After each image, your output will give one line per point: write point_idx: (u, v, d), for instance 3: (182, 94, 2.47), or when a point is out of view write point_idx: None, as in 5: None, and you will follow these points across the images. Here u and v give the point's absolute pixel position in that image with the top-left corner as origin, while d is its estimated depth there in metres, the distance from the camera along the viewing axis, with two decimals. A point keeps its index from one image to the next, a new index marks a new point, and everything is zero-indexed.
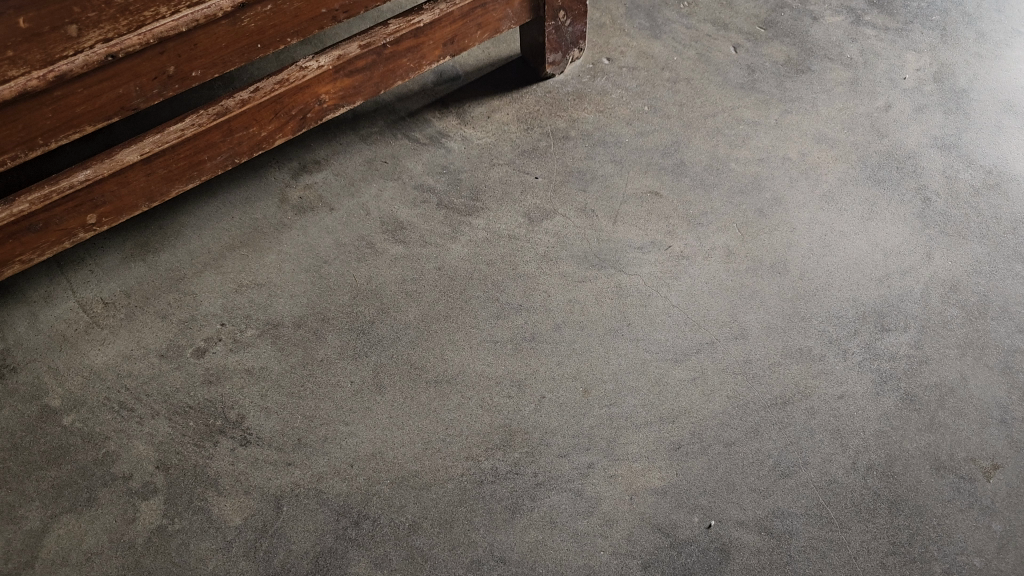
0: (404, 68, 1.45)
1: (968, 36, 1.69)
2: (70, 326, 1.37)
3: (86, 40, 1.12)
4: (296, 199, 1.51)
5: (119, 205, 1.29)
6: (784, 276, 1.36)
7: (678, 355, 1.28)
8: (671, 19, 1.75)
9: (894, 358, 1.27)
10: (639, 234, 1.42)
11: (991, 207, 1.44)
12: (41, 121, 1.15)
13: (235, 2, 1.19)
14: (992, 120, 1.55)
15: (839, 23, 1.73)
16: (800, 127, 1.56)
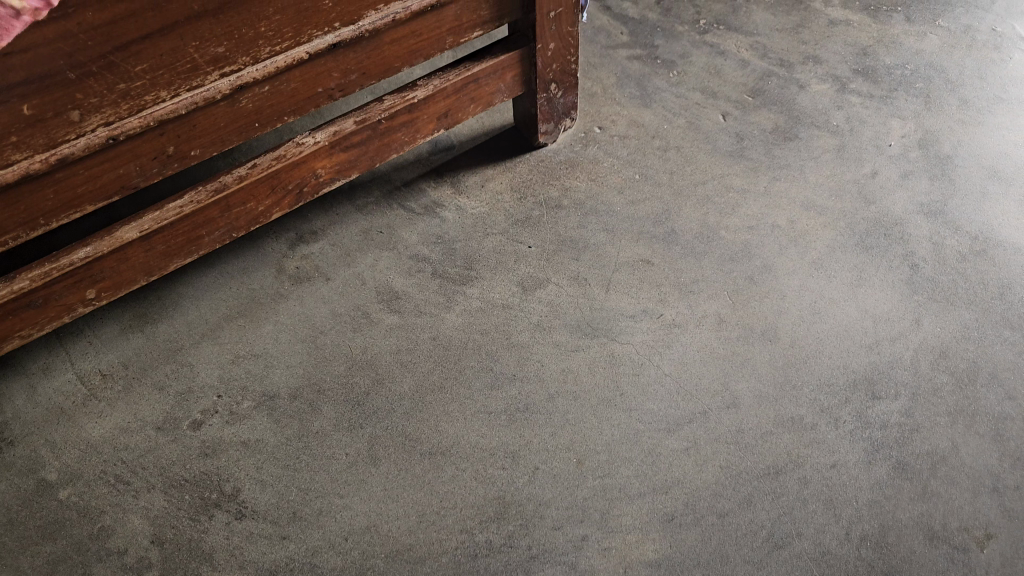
0: (398, 141, 1.48)
1: (951, 103, 1.72)
2: (68, 399, 1.38)
3: (88, 125, 1.14)
4: (293, 269, 1.53)
5: (118, 280, 1.32)
6: (775, 344, 1.38)
7: (671, 425, 1.29)
8: (661, 88, 1.79)
9: (885, 426, 1.28)
10: (631, 303, 1.44)
11: (978, 273, 1.46)
12: (43, 203, 1.18)
13: (234, 85, 1.22)
14: (978, 187, 1.58)
15: (825, 91, 1.77)
16: (788, 194, 1.58)
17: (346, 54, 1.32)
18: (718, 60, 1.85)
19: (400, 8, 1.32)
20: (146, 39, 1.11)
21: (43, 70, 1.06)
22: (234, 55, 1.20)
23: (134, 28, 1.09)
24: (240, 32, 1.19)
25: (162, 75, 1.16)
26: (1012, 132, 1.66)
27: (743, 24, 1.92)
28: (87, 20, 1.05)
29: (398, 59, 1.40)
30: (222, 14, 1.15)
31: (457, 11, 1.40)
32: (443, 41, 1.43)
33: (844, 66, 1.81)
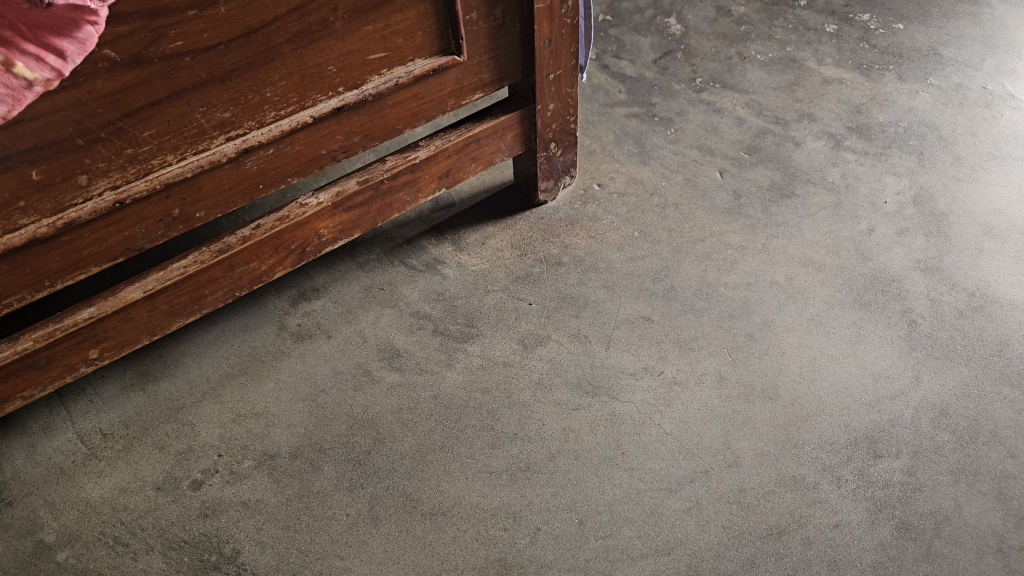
0: (400, 201, 1.50)
1: (945, 160, 1.75)
2: (67, 458, 1.37)
3: (95, 189, 1.16)
4: (294, 326, 1.53)
5: (121, 339, 1.33)
6: (776, 402, 1.38)
7: (673, 484, 1.29)
8: (658, 145, 1.82)
9: (887, 485, 1.28)
10: (632, 360, 1.44)
11: (976, 329, 1.46)
12: (48, 264, 1.20)
13: (240, 149, 1.25)
14: (973, 243, 1.59)
15: (820, 148, 1.79)
16: (786, 250, 1.60)
17: (349, 117, 1.35)
18: (714, 117, 1.88)
19: (403, 73, 1.34)
20: (154, 105, 1.13)
21: (52, 136, 1.07)
22: (240, 119, 1.23)
23: (143, 95, 1.11)
24: (246, 98, 1.21)
25: (169, 139, 1.18)
26: (1006, 189, 1.68)
27: (739, 82, 1.96)
28: (96, 88, 1.07)
29: (400, 121, 1.42)
30: (228, 81, 1.17)
31: (458, 74, 1.43)
32: (444, 103, 1.46)
33: (838, 123, 1.84)
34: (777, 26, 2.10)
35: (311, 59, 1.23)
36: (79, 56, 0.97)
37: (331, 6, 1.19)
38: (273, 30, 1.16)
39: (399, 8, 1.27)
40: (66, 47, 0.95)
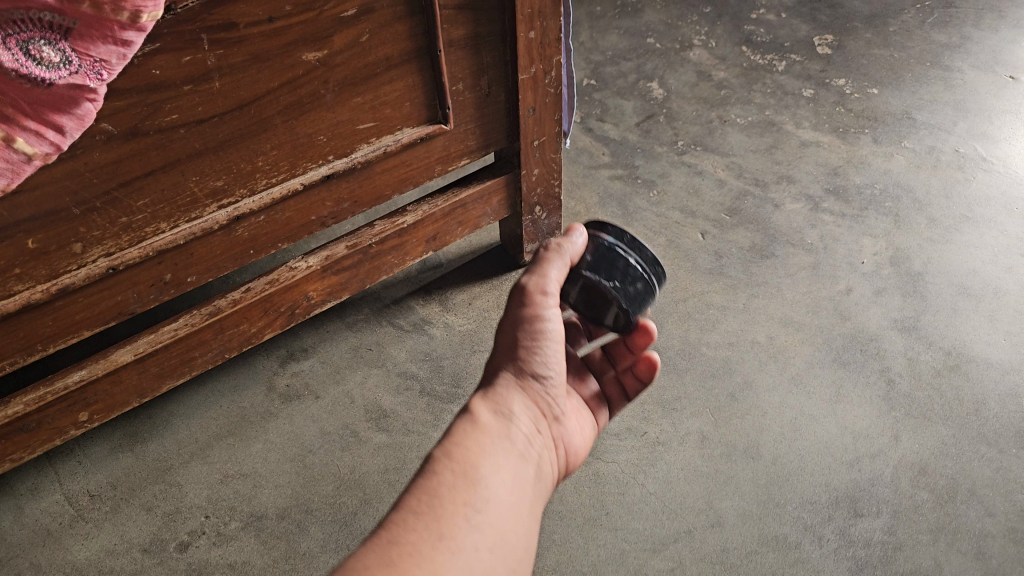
0: (388, 263, 1.54)
1: (920, 221, 1.80)
2: (54, 520, 1.38)
3: (90, 256, 1.20)
4: (283, 386, 1.55)
5: (111, 401, 1.35)
6: (758, 461, 1.40)
7: (656, 545, 1.30)
8: (642, 206, 1.87)
9: (868, 544, 1.29)
10: (615, 420, 1.46)
11: (953, 388, 1.49)
12: (42, 329, 1.23)
13: (232, 216, 1.28)
14: (948, 302, 1.64)
15: (799, 210, 1.84)
16: (766, 310, 1.64)
17: (338, 184, 1.39)
18: (696, 179, 1.93)
19: (391, 141, 1.39)
20: (149, 175, 1.17)
21: (49, 207, 1.11)
22: (233, 187, 1.27)
23: (138, 166, 1.15)
24: (239, 167, 1.25)
25: (162, 208, 1.22)
26: (980, 250, 1.73)
27: (719, 146, 2.01)
28: (93, 159, 1.10)
29: (388, 187, 1.47)
30: (221, 151, 1.21)
31: (445, 141, 1.47)
32: (431, 169, 1.50)
33: (816, 185, 1.89)
34: (756, 90, 2.16)
35: (302, 129, 1.27)
36: (77, 130, 1.01)
37: (322, 79, 1.23)
38: (266, 103, 1.20)
39: (387, 80, 1.31)
40: (65, 122, 0.99)
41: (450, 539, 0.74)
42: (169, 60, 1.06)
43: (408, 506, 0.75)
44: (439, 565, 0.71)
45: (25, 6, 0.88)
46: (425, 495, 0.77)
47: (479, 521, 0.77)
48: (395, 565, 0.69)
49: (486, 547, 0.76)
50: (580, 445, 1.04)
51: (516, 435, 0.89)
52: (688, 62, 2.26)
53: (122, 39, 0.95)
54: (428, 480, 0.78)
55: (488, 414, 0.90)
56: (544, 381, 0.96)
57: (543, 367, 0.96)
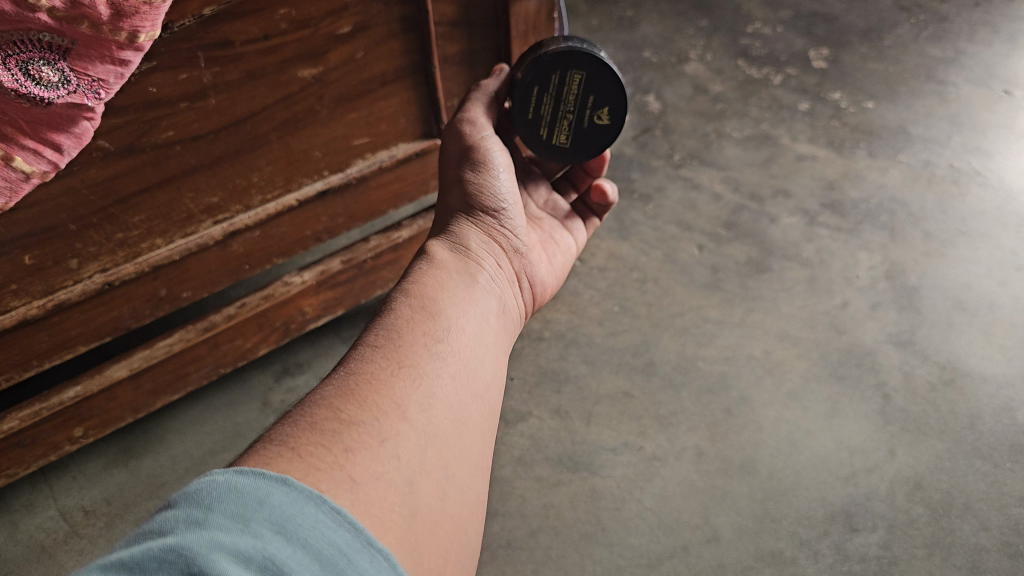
0: (383, 278, 1.54)
1: (915, 235, 1.80)
2: (49, 536, 1.38)
3: (85, 272, 1.20)
4: (278, 402, 1.55)
5: (106, 417, 1.35)
6: (754, 476, 1.40)
7: (652, 561, 1.30)
8: (638, 221, 1.87)
9: (864, 559, 1.30)
10: (612, 436, 1.46)
11: (949, 403, 1.50)
12: (37, 344, 1.24)
13: (227, 232, 1.29)
14: (943, 316, 1.64)
15: (795, 224, 1.84)
16: (763, 324, 1.64)
17: (333, 200, 1.40)
18: (692, 193, 1.93)
19: (386, 156, 1.40)
20: (145, 191, 1.17)
21: (46, 223, 1.11)
22: (228, 204, 1.27)
23: (134, 182, 1.15)
24: (234, 183, 1.25)
25: (158, 224, 1.22)
26: (975, 263, 1.73)
27: (716, 159, 2.01)
28: (89, 176, 1.10)
29: (382, 202, 1.48)
30: (216, 167, 1.21)
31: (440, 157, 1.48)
32: (426, 184, 1.52)
33: (813, 199, 1.90)
34: (752, 104, 2.17)
35: (297, 145, 1.28)
36: (74, 148, 1.01)
37: (317, 96, 1.23)
38: (261, 119, 1.21)
39: (382, 96, 1.31)
40: (63, 141, 0.99)
41: (412, 367, 0.73)
42: (165, 77, 1.07)
43: (367, 342, 0.77)
44: (400, 389, 0.70)
45: (25, 28, 0.89)
46: (383, 331, 0.79)
47: (440, 351, 0.77)
48: (354, 394, 0.68)
49: (450, 373, 0.75)
50: (548, 279, 1.10)
51: (473, 268, 0.94)
52: (684, 76, 2.27)
53: (120, 58, 0.96)
54: (386, 319, 0.80)
55: (443, 250, 0.94)
56: (496, 216, 1.02)
57: (493, 204, 1.02)
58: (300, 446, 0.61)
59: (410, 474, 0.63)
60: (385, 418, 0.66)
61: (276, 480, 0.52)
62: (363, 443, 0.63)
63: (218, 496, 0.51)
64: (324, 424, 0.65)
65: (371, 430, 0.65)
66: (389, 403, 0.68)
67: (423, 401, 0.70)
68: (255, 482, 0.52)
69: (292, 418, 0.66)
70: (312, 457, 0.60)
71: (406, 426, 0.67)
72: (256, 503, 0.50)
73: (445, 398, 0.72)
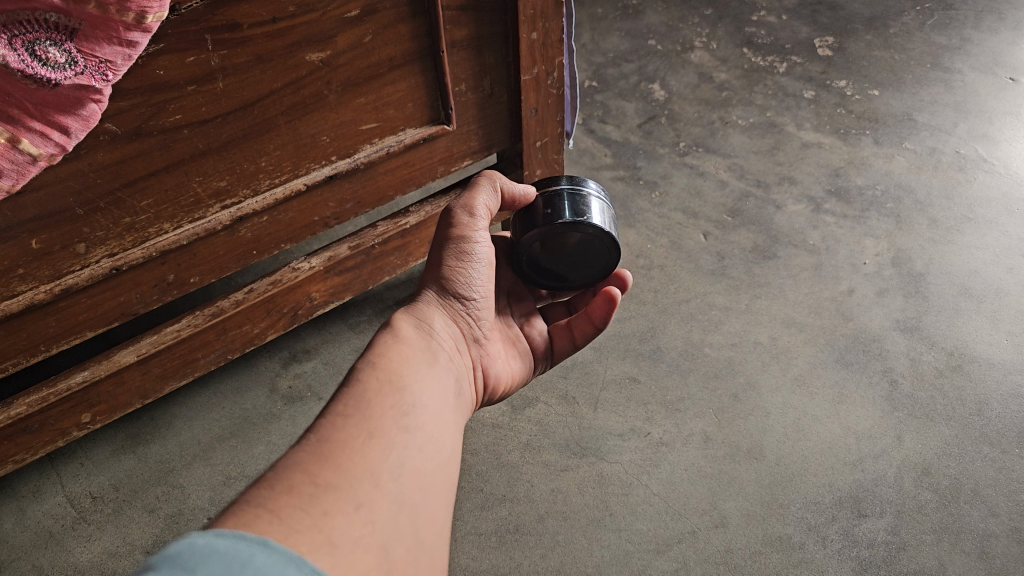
0: (391, 264, 1.54)
1: (921, 222, 1.80)
2: (57, 522, 1.38)
3: (93, 256, 1.20)
4: (285, 388, 1.55)
5: (114, 403, 1.35)
6: (761, 462, 1.40)
7: (660, 546, 1.30)
8: (644, 207, 1.87)
9: (872, 545, 1.29)
10: (619, 421, 1.47)
11: (955, 389, 1.50)
12: (45, 330, 1.24)
13: (235, 217, 1.29)
14: (950, 303, 1.64)
15: (800, 211, 1.84)
16: (769, 311, 1.64)
17: (341, 185, 1.39)
18: (698, 181, 1.92)
19: (394, 141, 1.39)
20: (152, 175, 1.17)
21: (54, 207, 1.11)
22: (236, 188, 1.27)
23: (142, 166, 1.14)
24: (242, 167, 1.25)
25: (166, 208, 1.22)
26: (981, 251, 1.73)
27: (721, 147, 2.01)
28: (96, 160, 1.10)
29: (390, 187, 1.48)
30: (224, 151, 1.21)
31: (448, 142, 1.48)
32: (434, 170, 1.51)
33: (818, 186, 1.89)
34: (757, 92, 2.16)
35: (305, 130, 1.27)
36: (81, 131, 1.01)
37: (325, 80, 1.23)
38: (269, 103, 1.20)
39: (391, 80, 1.31)
40: (70, 124, 0.99)
41: (383, 437, 0.69)
42: (173, 60, 1.06)
43: (335, 411, 0.71)
44: (373, 458, 0.66)
45: (31, 7, 0.87)
46: (353, 401, 0.72)
47: (409, 423, 0.72)
48: (329, 458, 0.64)
49: (418, 445, 0.71)
50: (503, 374, 1.06)
51: (436, 346, 0.91)
52: (690, 64, 2.26)
53: (127, 40, 0.95)
54: (354, 388, 0.74)
55: (409, 324, 0.91)
56: (464, 302, 1.00)
57: (469, 288, 1.01)
58: (279, 509, 0.56)
59: (386, 538, 0.59)
60: (360, 485, 0.62)
61: (254, 542, 0.45)
62: (342, 508, 0.59)
63: (202, 560, 0.42)
64: (301, 487, 0.60)
65: (348, 496, 0.61)
66: (364, 471, 0.64)
67: (395, 470, 0.66)
68: (236, 544, 0.44)
69: (261, 479, 0.61)
70: (290, 518, 0.56)
71: (380, 494, 0.63)
72: (240, 566, 0.43)
73: (418, 471, 0.68)
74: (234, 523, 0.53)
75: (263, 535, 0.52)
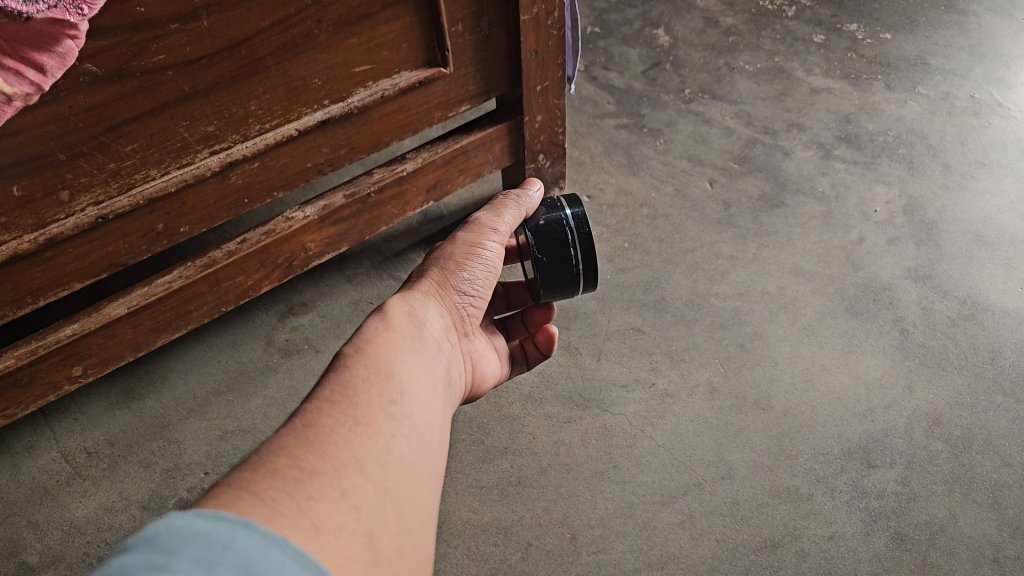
0: (388, 213, 1.50)
1: (934, 168, 1.75)
2: (51, 478, 1.35)
3: (78, 205, 1.16)
4: (282, 341, 1.51)
5: (106, 356, 1.32)
6: (769, 413, 1.37)
7: (666, 498, 1.27)
8: (648, 155, 1.81)
9: (882, 495, 1.26)
10: (623, 371, 1.43)
11: (968, 338, 1.46)
12: (31, 281, 1.20)
13: (225, 163, 1.24)
14: (963, 251, 1.59)
15: (809, 157, 1.79)
16: (777, 260, 1.59)
17: (334, 130, 1.35)
18: (703, 128, 1.87)
19: (389, 85, 1.34)
20: (137, 120, 1.12)
21: (35, 151, 1.06)
22: (225, 133, 1.22)
23: (125, 110, 1.10)
24: (230, 111, 1.20)
25: (152, 154, 1.17)
26: (996, 197, 1.68)
27: (728, 93, 1.95)
28: (77, 102, 1.05)
29: (386, 133, 1.43)
30: (212, 94, 1.16)
31: (445, 86, 1.43)
32: (430, 115, 1.46)
33: (828, 132, 1.84)
34: (765, 36, 2.10)
35: (295, 72, 1.22)
36: (58, 69, 0.96)
37: (315, 19, 1.17)
38: (256, 44, 1.15)
39: (384, 20, 1.26)
40: (46, 61, 0.94)
41: (370, 426, 0.65)
42: None
43: (321, 396, 0.67)
44: (359, 444, 0.62)
45: None
46: (340, 388, 0.69)
47: (396, 412, 0.69)
48: (314, 443, 0.60)
49: (405, 433, 0.67)
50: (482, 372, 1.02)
51: (427, 336, 0.85)
52: (695, 8, 2.19)
53: None
54: (340, 376, 0.70)
55: (401, 311, 0.85)
56: (456, 294, 0.96)
57: (467, 282, 0.97)
58: (262, 492, 0.52)
59: (371, 525, 0.56)
60: (345, 470, 0.59)
61: (236, 523, 0.42)
62: (326, 492, 0.55)
63: (181, 541, 0.39)
64: (284, 470, 0.56)
65: (333, 481, 0.57)
66: (350, 458, 0.60)
67: (382, 457, 0.63)
68: (217, 526, 0.41)
69: (242, 464, 0.57)
70: (275, 502, 0.52)
71: (365, 480, 0.59)
72: (221, 546, 0.40)
73: (405, 459, 0.65)
74: (213, 505, 0.49)
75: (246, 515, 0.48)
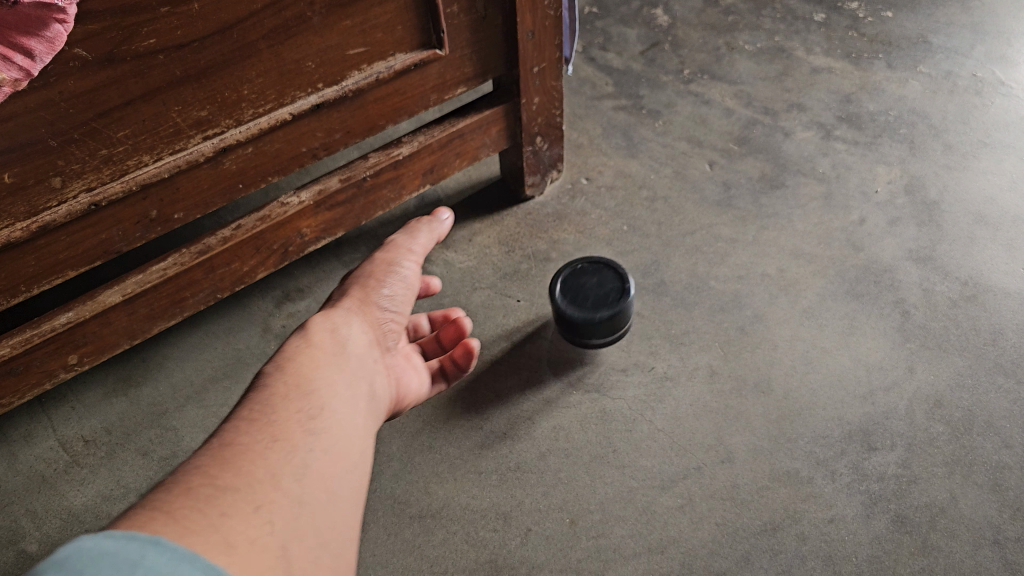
0: (384, 198, 1.48)
1: (936, 148, 1.73)
2: (49, 467, 1.35)
3: (70, 192, 1.14)
4: (279, 327, 1.51)
5: (102, 344, 1.31)
6: (769, 396, 1.36)
7: (665, 482, 1.27)
8: (647, 137, 1.80)
9: (882, 478, 1.26)
10: (622, 355, 1.43)
11: (970, 319, 1.45)
12: (25, 269, 1.19)
13: (218, 148, 1.23)
14: (965, 232, 1.58)
15: (810, 138, 1.77)
16: (777, 242, 1.58)
17: (329, 114, 1.33)
18: (702, 109, 1.85)
19: (383, 67, 1.32)
20: (128, 105, 1.10)
21: (25, 138, 1.05)
22: (218, 118, 1.21)
23: (115, 95, 1.08)
24: (223, 96, 1.19)
25: (144, 140, 1.16)
26: (998, 176, 1.67)
27: (727, 73, 1.93)
28: (68, 88, 1.04)
29: (381, 117, 1.41)
30: (203, 79, 1.14)
31: (441, 68, 1.41)
32: (426, 98, 1.44)
33: (828, 112, 1.82)
34: (764, 16, 2.08)
35: (288, 55, 1.20)
36: (47, 54, 0.94)
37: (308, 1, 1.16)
38: (248, 28, 1.13)
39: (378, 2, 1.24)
40: (35, 46, 0.93)
41: (287, 441, 0.70)
42: None
43: (240, 416, 0.73)
44: (275, 459, 0.67)
45: None
46: (258, 408, 0.74)
47: (316, 426, 0.74)
48: (229, 461, 0.65)
49: (323, 448, 0.72)
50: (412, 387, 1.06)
51: (352, 351, 0.90)
52: None
53: None
54: (255, 398, 0.76)
55: (326, 327, 0.90)
56: (381, 310, 1.00)
57: (387, 298, 1.02)
58: (175, 511, 0.57)
59: (285, 538, 0.61)
60: (260, 486, 0.64)
61: (145, 541, 0.46)
62: (238, 509, 0.60)
63: (93, 561, 0.42)
64: (198, 488, 0.61)
65: (248, 496, 0.62)
66: (264, 473, 0.65)
67: (300, 471, 0.68)
68: (125, 545, 0.44)
69: (158, 487, 0.61)
70: (185, 519, 0.56)
71: (280, 494, 0.64)
72: (128, 565, 0.43)
73: (323, 472, 0.70)
74: (127, 525, 0.53)
75: (156, 534, 0.52)
